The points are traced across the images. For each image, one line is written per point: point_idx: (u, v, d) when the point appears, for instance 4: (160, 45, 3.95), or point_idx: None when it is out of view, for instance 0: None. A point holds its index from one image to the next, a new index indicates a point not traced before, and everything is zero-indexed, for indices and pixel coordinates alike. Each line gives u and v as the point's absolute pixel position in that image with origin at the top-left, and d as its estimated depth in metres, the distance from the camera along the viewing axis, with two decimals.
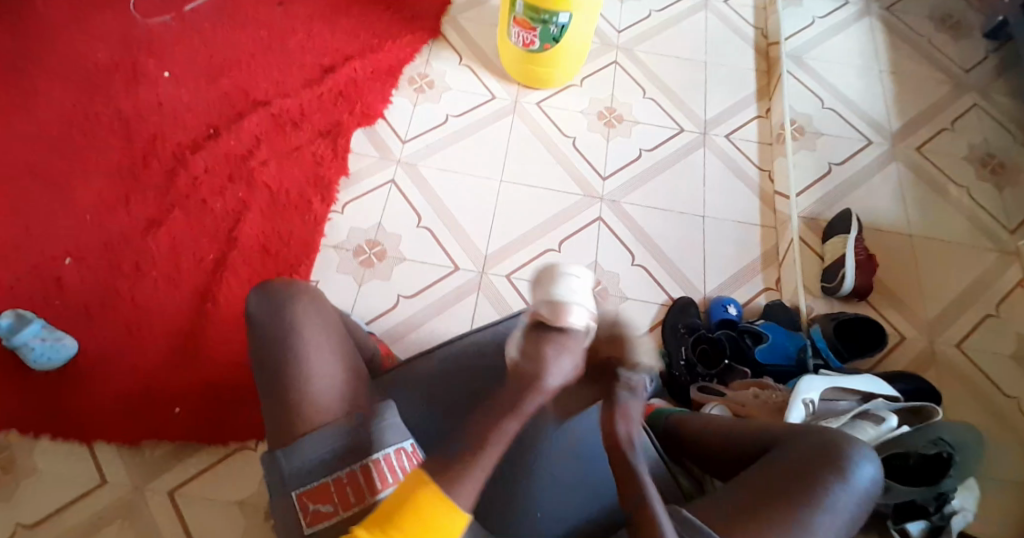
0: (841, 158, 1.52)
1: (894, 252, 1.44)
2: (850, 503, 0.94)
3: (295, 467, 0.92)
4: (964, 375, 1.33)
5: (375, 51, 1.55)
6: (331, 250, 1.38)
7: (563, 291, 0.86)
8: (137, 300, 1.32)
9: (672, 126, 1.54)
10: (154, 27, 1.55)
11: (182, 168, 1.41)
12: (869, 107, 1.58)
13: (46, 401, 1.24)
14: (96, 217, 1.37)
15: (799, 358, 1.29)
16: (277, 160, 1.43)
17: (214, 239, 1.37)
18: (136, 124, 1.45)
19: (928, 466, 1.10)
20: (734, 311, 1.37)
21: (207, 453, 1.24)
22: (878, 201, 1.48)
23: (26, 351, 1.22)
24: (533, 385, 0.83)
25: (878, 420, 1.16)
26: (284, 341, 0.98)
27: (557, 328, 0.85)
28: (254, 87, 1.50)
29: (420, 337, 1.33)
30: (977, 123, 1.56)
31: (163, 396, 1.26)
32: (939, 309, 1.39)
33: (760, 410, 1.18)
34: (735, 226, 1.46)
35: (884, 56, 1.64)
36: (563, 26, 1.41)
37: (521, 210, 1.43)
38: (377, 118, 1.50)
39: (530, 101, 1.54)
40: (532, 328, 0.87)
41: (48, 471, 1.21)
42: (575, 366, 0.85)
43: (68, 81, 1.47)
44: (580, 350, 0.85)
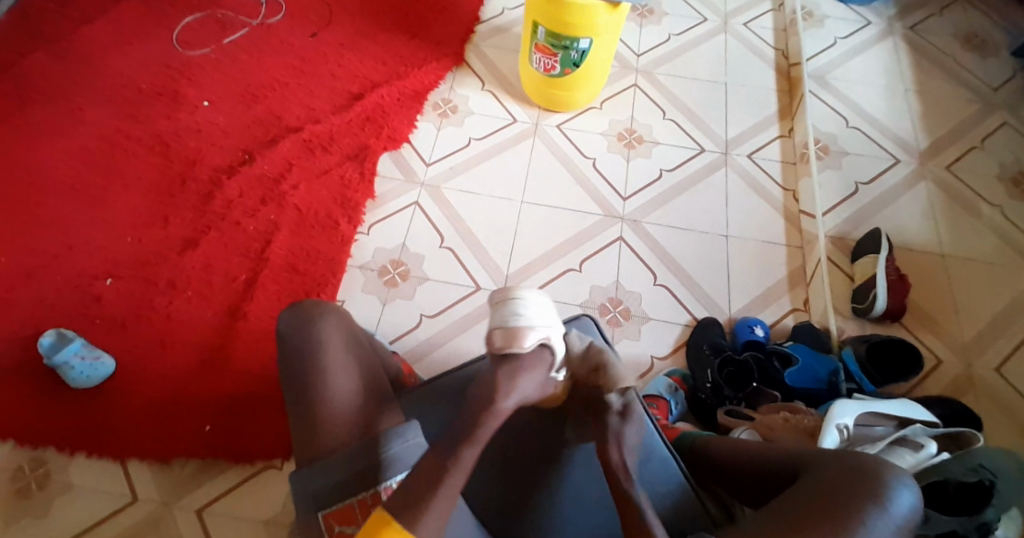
0: (868, 177, 1.50)
1: (927, 271, 1.40)
2: (888, 531, 0.91)
3: (320, 487, 0.96)
4: (1002, 399, 1.29)
5: (402, 78, 1.60)
6: (356, 270, 1.41)
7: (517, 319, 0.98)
8: (171, 318, 1.36)
9: (694, 147, 1.55)
10: (194, 57, 1.62)
11: (217, 191, 1.46)
12: (895, 126, 1.56)
13: (82, 416, 1.28)
14: (135, 238, 1.42)
15: (830, 382, 1.26)
16: (308, 183, 1.48)
17: (245, 259, 1.41)
18: (175, 150, 1.51)
19: (966, 495, 1.06)
20: (761, 332, 1.35)
21: (237, 470, 1.26)
22: (908, 220, 1.45)
23: (67, 369, 1.26)
24: (487, 410, 0.92)
25: (916, 447, 1.13)
26: (310, 362, 1.01)
27: (513, 355, 0.96)
28: (287, 113, 1.56)
29: (441, 354, 1.34)
30: (1008, 141, 1.53)
31: (193, 413, 1.28)
32: (975, 330, 1.35)
33: (789, 434, 1.16)
34: (759, 245, 1.45)
35: (909, 75, 1.63)
36: (583, 52, 1.44)
37: (543, 230, 1.45)
38: (402, 142, 1.54)
39: (552, 124, 1.57)
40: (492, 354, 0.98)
41: (83, 486, 1.24)
42: (532, 388, 0.95)
43: (113, 110, 1.55)
44: (537, 371, 0.96)
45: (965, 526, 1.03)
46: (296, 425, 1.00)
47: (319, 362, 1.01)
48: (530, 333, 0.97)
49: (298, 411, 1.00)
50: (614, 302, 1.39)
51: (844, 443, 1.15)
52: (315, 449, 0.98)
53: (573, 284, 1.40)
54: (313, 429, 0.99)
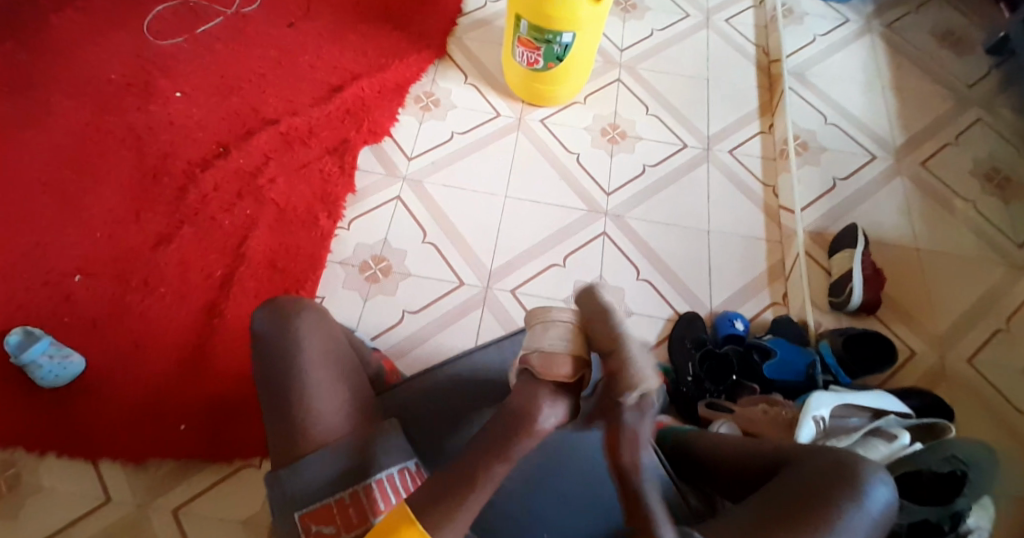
0: (846, 173, 1.52)
1: (902, 266, 1.43)
2: (864, 525, 0.92)
3: (301, 488, 0.93)
4: (975, 389, 1.31)
5: (382, 71, 1.58)
6: (337, 265, 1.39)
7: (551, 342, 0.90)
8: (145, 316, 1.33)
9: (675, 142, 1.55)
10: (167, 47, 1.58)
11: (191, 185, 1.43)
12: (873, 123, 1.58)
13: (54, 417, 1.24)
14: (106, 233, 1.38)
15: (808, 374, 1.26)
16: (286, 177, 1.45)
17: (222, 255, 1.38)
18: (147, 143, 1.47)
19: (941, 484, 1.08)
20: (740, 326, 1.36)
21: (212, 470, 1.24)
22: (884, 216, 1.47)
23: (35, 368, 1.23)
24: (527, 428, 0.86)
25: (890, 437, 1.13)
26: (291, 364, 0.98)
27: (547, 379, 0.89)
28: (264, 105, 1.52)
29: (424, 351, 1.33)
30: (982, 138, 1.56)
31: (169, 412, 1.26)
32: (949, 324, 1.38)
33: (769, 426, 1.17)
34: (740, 241, 1.46)
35: (886, 73, 1.65)
36: (567, 46, 1.43)
37: (526, 226, 1.44)
38: (383, 136, 1.52)
39: (534, 118, 1.56)
40: (523, 376, 0.91)
41: (55, 488, 1.21)
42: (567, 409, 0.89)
43: (82, 100, 1.50)
44: (572, 394, 0.90)
45: (940, 515, 1.04)
46: (275, 428, 0.97)
47: (301, 364, 0.98)
48: (567, 358, 0.89)
49: (277, 417, 0.97)
50: None
51: (820, 435, 1.16)
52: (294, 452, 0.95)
53: (556, 279, 1.40)
54: (295, 432, 0.95)
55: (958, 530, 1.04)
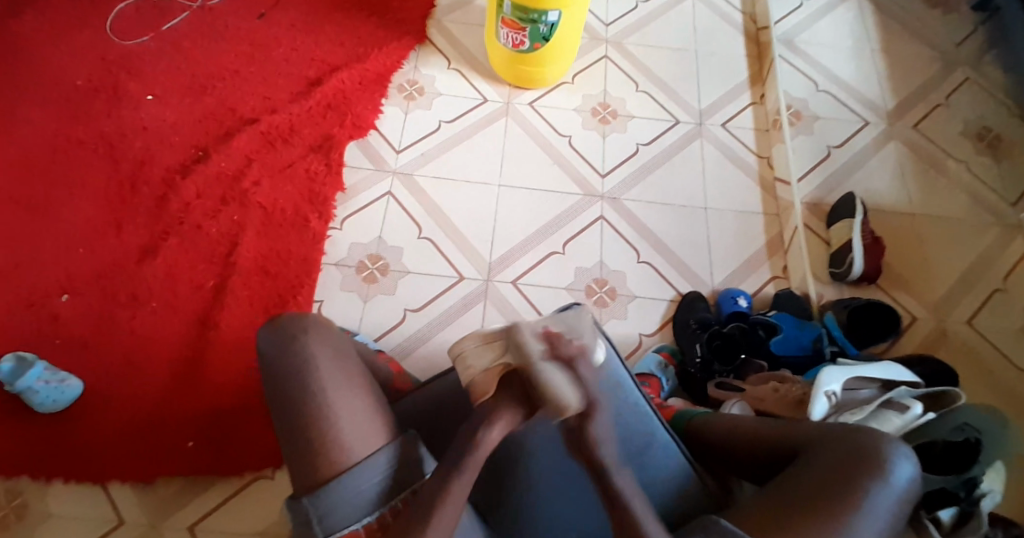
0: (839, 141, 1.51)
1: (899, 232, 1.43)
2: (887, 506, 0.92)
3: (330, 510, 0.88)
4: (976, 352, 1.33)
5: (362, 60, 1.52)
6: (332, 268, 1.35)
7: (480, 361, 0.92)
8: (139, 332, 1.28)
9: (667, 118, 1.52)
10: (133, 47, 1.50)
11: (173, 193, 1.38)
12: (863, 87, 1.57)
13: (54, 443, 1.20)
14: (89, 248, 1.33)
15: (814, 348, 1.27)
16: (271, 179, 1.40)
17: (212, 264, 1.33)
18: (122, 150, 1.41)
19: (953, 453, 1.09)
20: (744, 303, 1.36)
21: (224, 484, 1.21)
22: (878, 182, 1.47)
23: (31, 394, 1.18)
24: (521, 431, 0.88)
25: (902, 408, 1.13)
26: (302, 383, 0.94)
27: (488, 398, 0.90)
28: (242, 104, 1.46)
29: (428, 350, 1.31)
30: (970, 99, 1.56)
31: (174, 429, 1.23)
32: (946, 288, 1.39)
33: (780, 404, 1.17)
34: (737, 216, 1.45)
35: (874, 35, 1.63)
36: (552, 25, 1.38)
37: (522, 213, 1.41)
38: (368, 129, 1.47)
39: (522, 101, 1.52)
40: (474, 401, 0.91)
41: (63, 514, 1.18)
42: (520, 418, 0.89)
43: (48, 108, 1.43)
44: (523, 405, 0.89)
45: (953, 482, 1.05)
46: (295, 449, 0.93)
47: (315, 383, 0.94)
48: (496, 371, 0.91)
49: (293, 436, 0.93)
50: (599, 282, 1.37)
51: (832, 410, 1.17)
52: (315, 475, 0.90)
53: (557, 267, 1.38)
54: (316, 453, 0.91)
55: (972, 496, 1.04)
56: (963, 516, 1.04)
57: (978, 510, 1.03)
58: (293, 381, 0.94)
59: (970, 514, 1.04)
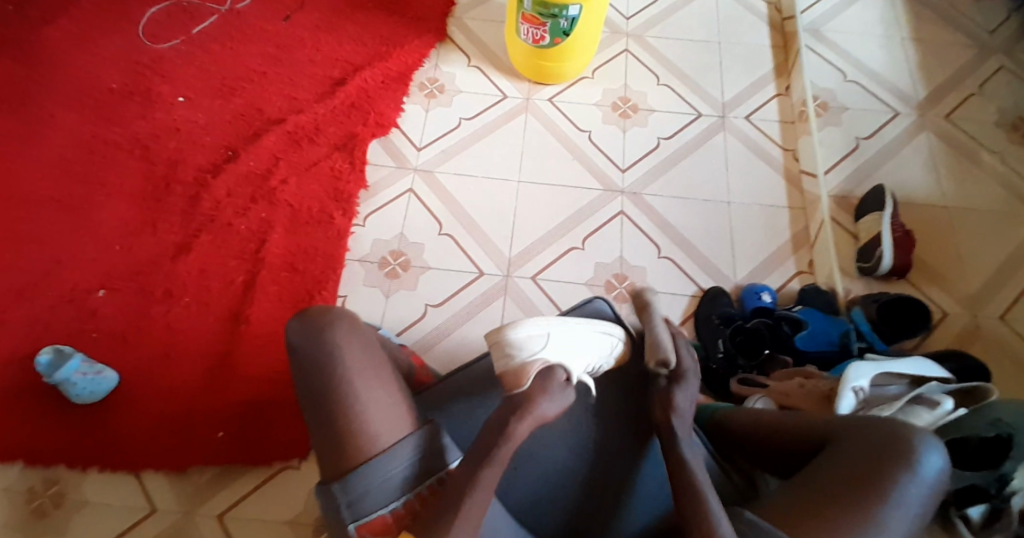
0: (868, 132, 1.48)
1: (932, 224, 1.39)
2: (919, 496, 0.91)
3: (359, 496, 0.90)
4: (1011, 348, 1.29)
5: (384, 59, 1.54)
6: (356, 264, 1.38)
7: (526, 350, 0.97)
8: (171, 328, 1.33)
9: (690, 111, 1.51)
10: (164, 51, 1.55)
11: (203, 192, 1.42)
12: (894, 77, 1.53)
13: (91, 434, 1.26)
14: (124, 247, 1.38)
15: (843, 343, 1.25)
16: (297, 177, 1.43)
17: (240, 261, 1.37)
18: (155, 151, 1.45)
19: (987, 449, 1.06)
20: (768, 298, 1.34)
21: (254, 473, 1.25)
22: (910, 173, 1.43)
23: (69, 386, 1.23)
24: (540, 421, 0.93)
25: (933, 404, 1.11)
26: (327, 374, 0.97)
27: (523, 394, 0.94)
28: (268, 104, 1.50)
29: (449, 345, 1.32)
30: (1006, 85, 1.50)
31: (206, 420, 1.27)
32: (980, 281, 1.35)
33: (806, 399, 1.15)
34: (763, 209, 1.43)
35: (904, 22, 1.59)
36: (573, 19, 1.38)
37: (543, 208, 1.42)
38: (390, 127, 1.48)
39: (543, 97, 1.52)
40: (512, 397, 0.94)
41: (98, 502, 1.23)
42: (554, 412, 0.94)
43: (85, 112, 1.48)
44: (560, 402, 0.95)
45: (984, 479, 1.03)
46: (321, 438, 0.95)
47: (341, 373, 0.96)
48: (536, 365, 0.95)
49: (318, 427, 0.95)
50: (619, 278, 1.37)
51: (859, 406, 1.14)
52: (342, 464, 0.93)
53: (577, 262, 1.38)
54: (341, 441, 0.93)
55: (1004, 493, 1.02)
56: (994, 513, 1.03)
57: (1009, 506, 1.02)
58: (320, 370, 0.97)
59: (1001, 510, 1.03)
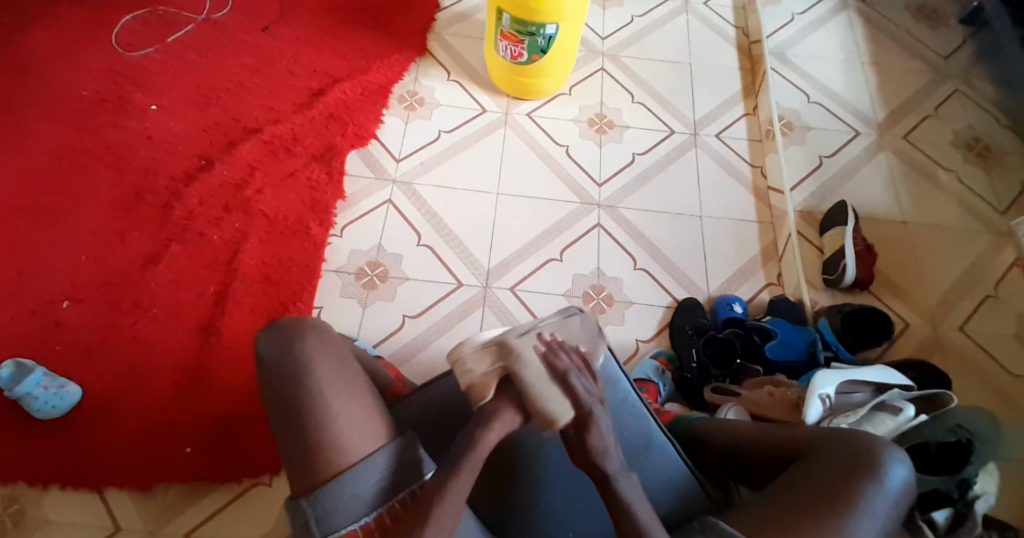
0: (831, 151, 1.54)
1: (891, 239, 1.45)
2: (885, 506, 0.93)
3: (331, 511, 0.89)
4: (969, 357, 1.35)
5: (363, 72, 1.55)
6: (333, 275, 1.37)
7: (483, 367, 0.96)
8: (140, 338, 1.29)
9: (662, 129, 1.55)
10: (139, 59, 1.53)
11: (176, 201, 1.40)
12: (855, 100, 1.60)
13: (53, 450, 1.21)
14: (92, 255, 1.34)
15: (809, 353, 1.29)
16: (273, 187, 1.42)
17: (214, 271, 1.35)
18: (126, 160, 1.43)
19: (947, 455, 1.10)
20: (739, 309, 1.37)
21: (223, 490, 1.22)
22: (871, 191, 1.50)
23: (30, 400, 1.19)
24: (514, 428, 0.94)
25: (895, 411, 1.15)
26: (303, 385, 0.95)
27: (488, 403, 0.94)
28: (245, 114, 1.49)
29: (428, 356, 1.32)
30: (960, 109, 1.59)
31: (174, 434, 1.23)
32: (939, 294, 1.41)
33: (777, 408, 1.18)
34: (732, 224, 1.48)
35: (864, 49, 1.67)
36: (550, 37, 1.41)
37: (521, 221, 1.44)
38: (369, 139, 1.49)
39: (521, 112, 1.55)
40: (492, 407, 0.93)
41: (60, 520, 1.18)
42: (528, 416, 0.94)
43: (54, 119, 1.45)
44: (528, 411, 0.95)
45: (947, 484, 1.07)
46: (293, 452, 0.93)
47: (313, 386, 0.94)
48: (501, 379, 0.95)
49: (295, 438, 0.93)
50: (595, 289, 1.39)
51: (827, 413, 1.18)
52: (319, 476, 0.91)
53: (553, 274, 1.40)
54: (313, 456, 0.91)
55: (967, 498, 1.06)
56: (958, 517, 1.06)
57: (972, 510, 1.05)
58: (295, 383, 0.95)
59: (964, 514, 1.05)
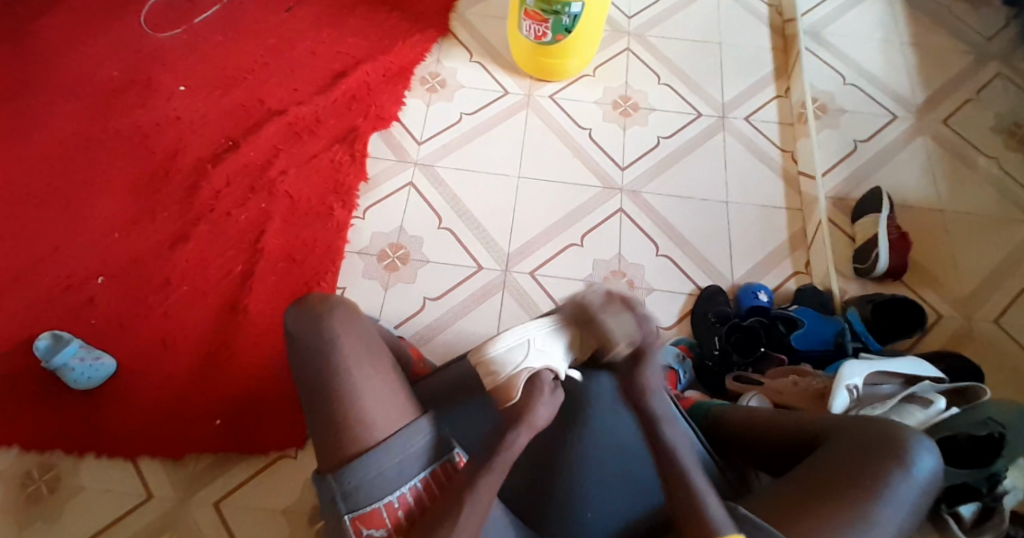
0: (866, 135, 1.49)
1: (927, 228, 1.40)
2: (911, 495, 0.91)
3: (355, 488, 0.90)
4: (1004, 350, 1.30)
5: (387, 53, 1.54)
6: (355, 256, 1.38)
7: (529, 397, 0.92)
8: (169, 315, 1.32)
9: (689, 111, 1.52)
10: (166, 41, 1.55)
11: (202, 181, 1.42)
12: (892, 82, 1.55)
13: (85, 420, 1.25)
14: (122, 234, 1.38)
15: (836, 342, 1.26)
16: (297, 168, 1.43)
17: (239, 251, 1.37)
18: (155, 142, 1.45)
19: (978, 447, 1.05)
20: (765, 297, 1.34)
21: (249, 462, 1.24)
22: (906, 177, 1.45)
23: (67, 371, 1.23)
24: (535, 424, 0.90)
25: (926, 403, 1.11)
26: (328, 360, 0.95)
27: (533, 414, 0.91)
28: (270, 95, 1.50)
29: (447, 338, 1.32)
30: (1004, 91, 1.52)
31: (203, 407, 1.26)
32: (975, 285, 1.36)
33: (800, 398, 1.15)
34: (760, 209, 1.44)
35: (903, 28, 1.61)
36: (575, 16, 1.39)
37: (542, 204, 1.42)
38: (391, 121, 1.49)
39: (544, 94, 1.53)
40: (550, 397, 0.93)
41: (94, 488, 1.22)
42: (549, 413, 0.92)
43: (86, 99, 1.48)
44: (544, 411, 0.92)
45: (975, 479, 1.02)
46: (319, 426, 0.94)
47: (341, 360, 0.95)
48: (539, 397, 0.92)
49: (318, 413, 0.94)
50: (617, 274, 1.38)
51: (852, 404, 1.14)
52: (343, 451, 0.92)
53: (574, 259, 1.38)
54: (339, 430, 0.92)
55: (996, 492, 1.03)
56: (985, 511, 1.04)
57: (1001, 505, 1.02)
58: (320, 358, 0.95)
59: (993, 509, 1.03)
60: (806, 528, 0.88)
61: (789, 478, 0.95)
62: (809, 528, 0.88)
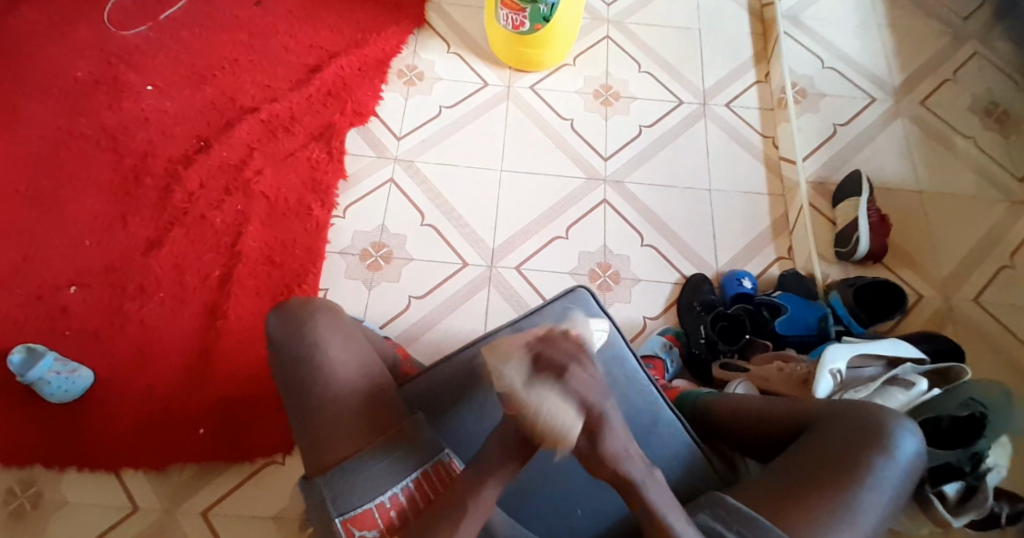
0: (845, 119, 1.50)
1: (906, 210, 1.41)
2: (895, 479, 0.89)
3: (345, 493, 0.87)
4: (984, 328, 1.31)
5: (361, 46, 1.51)
6: (336, 256, 1.36)
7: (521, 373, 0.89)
8: (147, 322, 1.29)
9: (670, 99, 1.51)
10: (132, 38, 1.50)
11: (175, 184, 1.38)
12: (870, 65, 1.55)
13: (65, 433, 1.22)
14: (94, 240, 1.34)
15: (820, 328, 1.25)
16: (273, 167, 1.40)
17: (217, 255, 1.34)
18: (124, 144, 1.41)
19: (959, 429, 1.06)
20: (748, 284, 1.34)
21: (235, 469, 1.23)
22: (885, 160, 1.46)
23: (43, 385, 1.20)
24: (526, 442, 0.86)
25: (908, 385, 1.09)
26: (313, 367, 0.93)
27: None
28: (242, 93, 1.46)
29: (434, 336, 1.31)
30: (981, 71, 1.52)
31: (186, 416, 1.24)
32: (953, 266, 1.37)
33: (786, 384, 1.15)
34: (742, 197, 1.44)
35: (880, 10, 1.61)
36: (552, 5, 1.37)
37: (525, 197, 1.41)
38: (369, 116, 1.46)
39: (524, 85, 1.51)
40: None
41: (78, 503, 1.20)
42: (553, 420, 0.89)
43: (49, 101, 1.43)
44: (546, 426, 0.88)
45: (959, 457, 1.03)
46: (306, 436, 0.92)
47: (325, 366, 0.93)
48: None
49: (304, 424, 0.92)
50: (603, 266, 1.37)
51: (837, 388, 1.13)
52: (332, 461, 0.90)
53: (560, 252, 1.37)
54: (325, 436, 0.91)
55: (978, 471, 1.03)
56: (969, 491, 1.02)
57: (984, 484, 1.02)
58: (304, 365, 0.93)
59: (976, 487, 1.02)
60: (792, 516, 0.87)
61: (772, 468, 0.93)
62: (795, 515, 0.87)
